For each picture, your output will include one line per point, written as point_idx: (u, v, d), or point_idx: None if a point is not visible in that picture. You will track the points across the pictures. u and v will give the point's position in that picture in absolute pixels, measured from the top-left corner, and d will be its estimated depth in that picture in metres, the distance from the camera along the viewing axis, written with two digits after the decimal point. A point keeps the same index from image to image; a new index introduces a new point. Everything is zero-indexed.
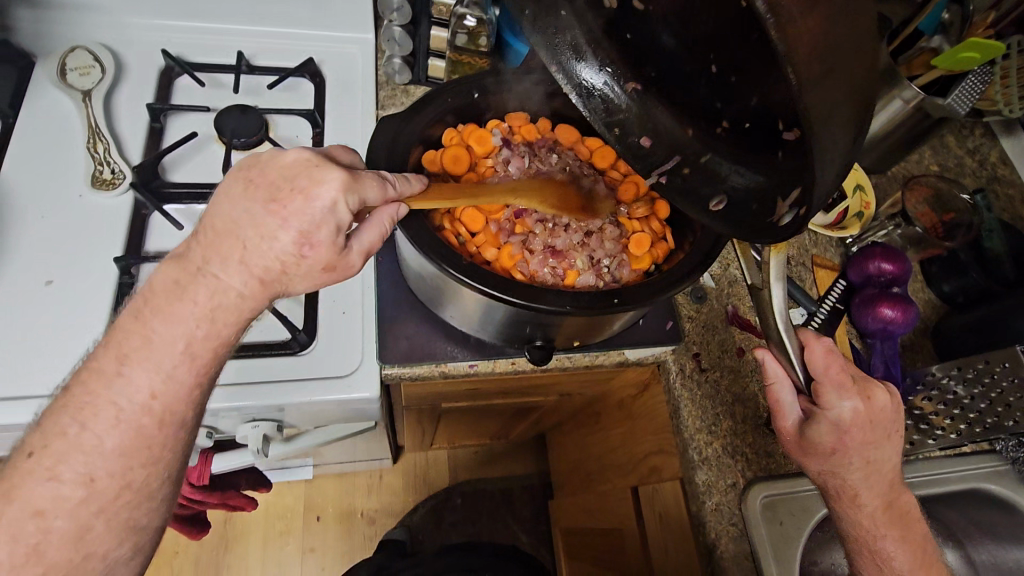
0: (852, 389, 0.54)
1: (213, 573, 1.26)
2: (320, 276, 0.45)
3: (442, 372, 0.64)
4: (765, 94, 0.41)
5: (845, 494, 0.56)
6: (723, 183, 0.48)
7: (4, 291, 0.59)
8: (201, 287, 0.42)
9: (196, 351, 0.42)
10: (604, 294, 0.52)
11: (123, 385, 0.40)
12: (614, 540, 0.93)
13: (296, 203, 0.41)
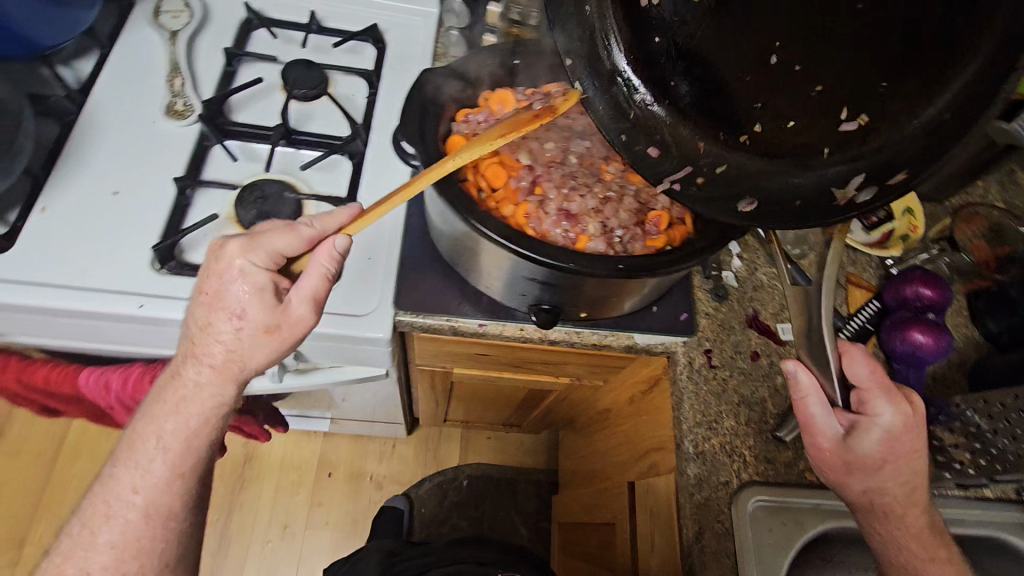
0: (900, 395, 0.53)
1: (226, 508, 1.33)
2: (269, 339, 0.52)
3: (453, 326, 0.66)
4: (836, 82, 0.40)
5: (880, 511, 0.55)
6: (753, 184, 0.42)
7: (77, 195, 0.65)
8: (172, 390, 0.53)
9: (168, 443, 0.53)
10: (612, 259, 0.53)
11: (116, 486, 0.53)
12: (607, 534, 0.92)
13: (213, 287, 0.51)
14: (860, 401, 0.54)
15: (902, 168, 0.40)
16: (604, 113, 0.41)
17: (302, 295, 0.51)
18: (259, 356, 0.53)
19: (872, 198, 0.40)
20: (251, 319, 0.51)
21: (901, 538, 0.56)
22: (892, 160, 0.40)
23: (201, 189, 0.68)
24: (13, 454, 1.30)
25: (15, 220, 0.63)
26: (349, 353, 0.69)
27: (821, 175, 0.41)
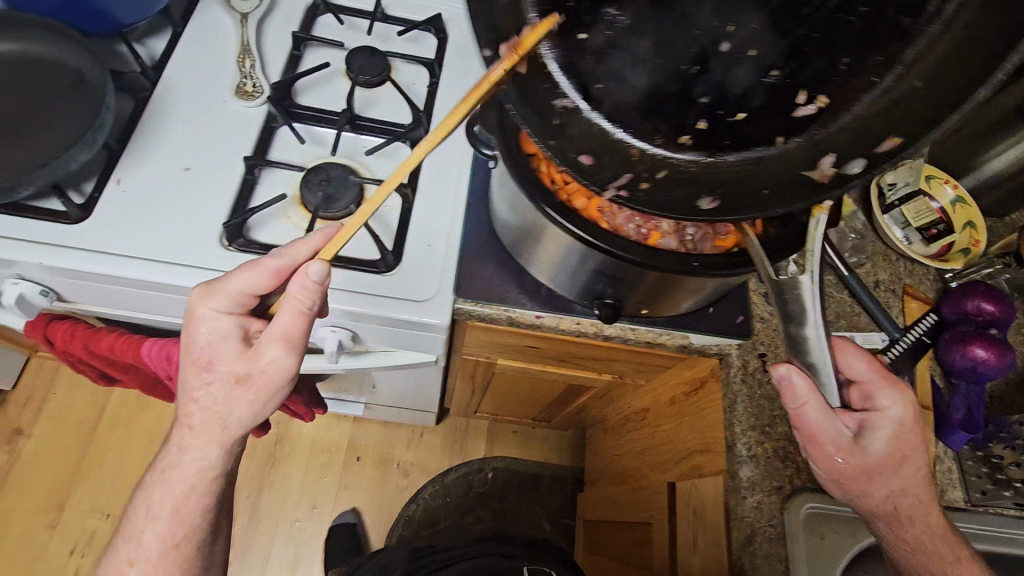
0: (893, 387, 0.55)
1: (257, 487, 1.36)
2: (241, 389, 0.53)
3: (510, 316, 0.66)
4: (792, 69, 0.42)
5: (899, 516, 0.57)
6: (702, 182, 0.46)
7: (150, 170, 0.67)
8: (159, 461, 0.58)
9: (156, 513, 0.58)
10: (684, 256, 0.54)
11: (119, 554, 0.60)
12: (641, 532, 0.93)
13: (189, 342, 0.55)
14: (863, 398, 0.56)
15: (853, 150, 0.44)
16: (533, 120, 0.44)
17: (273, 333, 0.52)
18: (238, 407, 0.53)
19: (861, 167, 0.43)
20: (220, 368, 0.53)
21: (920, 540, 0.58)
22: (846, 140, 0.44)
23: (269, 169, 0.70)
24: (55, 422, 1.33)
25: (92, 191, 0.64)
26: (405, 338, 0.69)
27: (771, 160, 0.46)
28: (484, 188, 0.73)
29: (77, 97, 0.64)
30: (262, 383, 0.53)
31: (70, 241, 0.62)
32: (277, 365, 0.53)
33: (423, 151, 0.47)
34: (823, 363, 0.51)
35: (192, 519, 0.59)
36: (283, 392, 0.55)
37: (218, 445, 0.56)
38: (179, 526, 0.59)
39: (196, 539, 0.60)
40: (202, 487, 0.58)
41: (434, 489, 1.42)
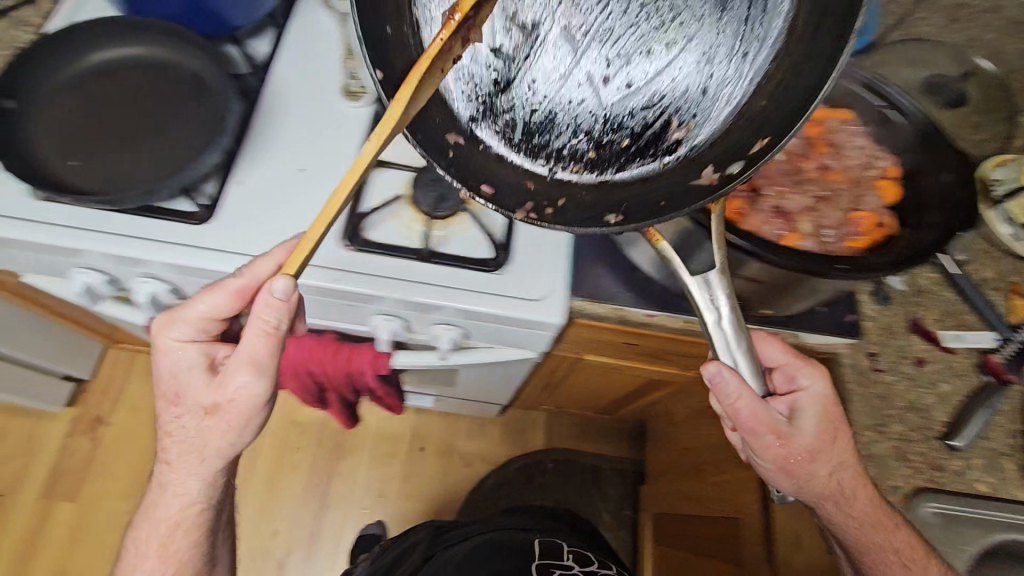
0: (812, 368, 0.60)
1: (326, 475, 1.40)
2: (210, 415, 0.57)
3: (623, 316, 0.67)
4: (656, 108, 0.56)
5: (846, 495, 0.59)
6: (613, 201, 0.55)
7: (269, 171, 0.69)
8: (163, 481, 0.63)
9: (176, 521, 0.63)
10: (826, 260, 0.51)
11: (135, 560, 0.65)
12: (726, 528, 0.93)
13: (164, 375, 0.62)
14: (787, 380, 0.61)
15: (730, 154, 0.53)
16: (431, 148, 0.54)
17: (239, 358, 0.55)
18: (217, 435, 0.58)
19: (742, 165, 0.50)
20: (194, 396, 0.59)
21: (867, 514, 0.58)
22: (720, 150, 0.53)
23: (381, 169, 0.71)
24: (133, 411, 1.38)
25: (214, 192, 0.66)
26: (512, 336, 0.70)
27: (652, 182, 0.56)
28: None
29: (197, 101, 0.65)
30: (233, 411, 0.57)
31: (198, 243, 0.64)
32: (246, 387, 0.56)
33: (379, 143, 0.40)
34: (747, 358, 0.52)
35: (182, 552, 0.65)
36: (261, 415, 0.58)
37: (199, 478, 0.62)
38: (170, 560, 0.65)
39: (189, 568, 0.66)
40: (189, 521, 0.64)
41: (496, 478, 1.44)
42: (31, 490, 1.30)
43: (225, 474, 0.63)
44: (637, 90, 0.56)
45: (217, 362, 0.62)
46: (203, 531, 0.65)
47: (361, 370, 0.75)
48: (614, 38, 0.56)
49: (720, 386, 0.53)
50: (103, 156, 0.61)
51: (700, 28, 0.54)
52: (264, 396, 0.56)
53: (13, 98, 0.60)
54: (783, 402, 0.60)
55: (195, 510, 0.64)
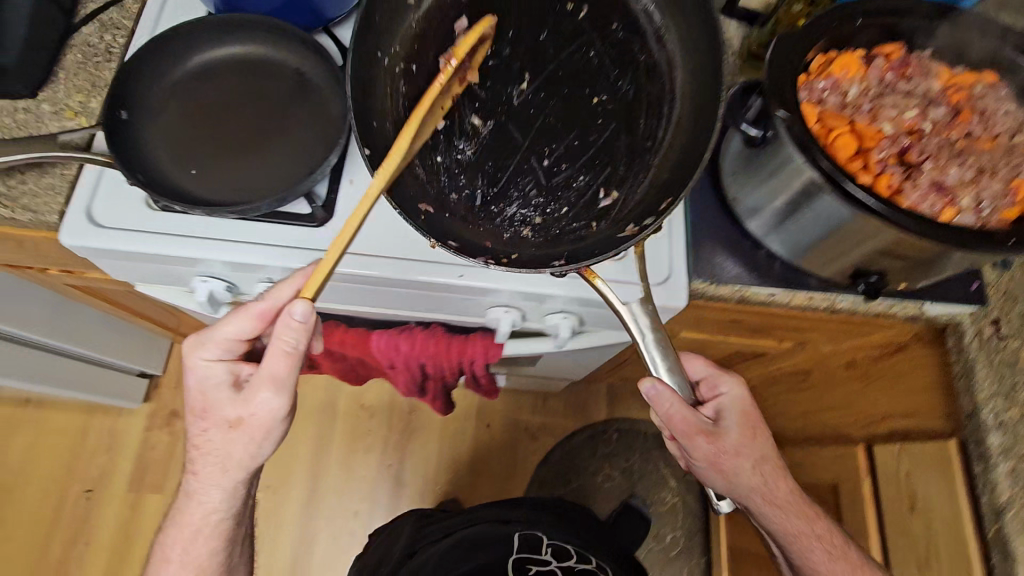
0: (729, 378, 0.69)
1: (398, 454, 1.43)
2: (232, 431, 0.61)
3: (743, 296, 0.66)
4: (589, 175, 0.61)
5: (765, 488, 0.69)
6: (556, 252, 0.58)
7: None
8: (193, 483, 0.65)
9: (211, 515, 0.67)
10: (992, 235, 0.48)
11: (170, 559, 0.67)
12: (818, 495, 0.95)
13: (190, 392, 0.64)
14: (711, 388, 0.70)
15: (649, 211, 0.59)
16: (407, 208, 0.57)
17: (260, 378, 0.58)
18: (238, 447, 0.62)
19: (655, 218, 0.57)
20: (219, 412, 0.61)
21: (788, 503, 0.70)
22: (647, 204, 0.59)
23: None
24: None
25: (327, 192, 0.63)
26: None
27: (594, 238, 0.59)
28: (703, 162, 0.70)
29: (305, 100, 0.63)
30: (254, 425, 0.61)
31: (320, 246, 0.63)
32: (267, 405, 0.60)
33: (381, 182, 0.51)
34: (676, 374, 0.59)
35: (201, 560, 0.68)
36: (277, 431, 0.62)
37: (219, 488, 0.65)
38: (190, 565, 0.68)
39: (212, 571, 0.69)
40: (208, 528, 0.67)
41: (563, 450, 1.46)
42: (118, 484, 1.35)
43: (246, 485, 0.66)
44: (569, 164, 0.61)
45: (241, 379, 0.63)
46: (222, 539, 0.68)
47: (473, 358, 0.75)
48: (547, 123, 0.62)
49: (655, 401, 0.61)
50: (218, 162, 0.60)
51: (614, 120, 0.63)
52: (283, 412, 0.60)
53: (126, 108, 0.60)
54: (708, 407, 0.69)
55: (215, 518, 0.67)
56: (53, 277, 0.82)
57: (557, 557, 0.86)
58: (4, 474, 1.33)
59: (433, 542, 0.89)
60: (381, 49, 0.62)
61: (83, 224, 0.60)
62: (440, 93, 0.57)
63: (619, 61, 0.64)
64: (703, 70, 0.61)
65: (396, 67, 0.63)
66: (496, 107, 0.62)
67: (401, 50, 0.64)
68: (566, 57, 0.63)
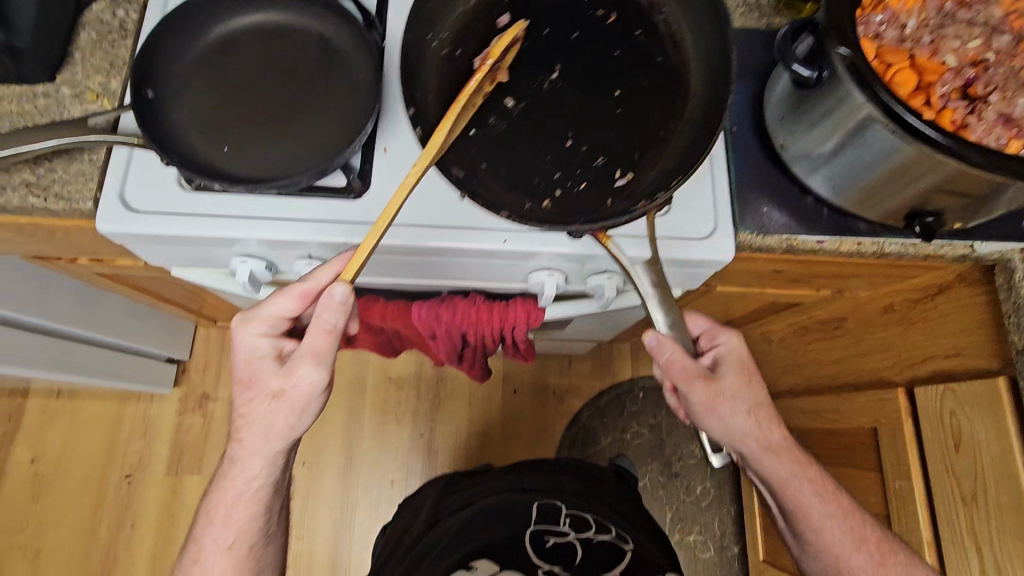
0: (727, 330, 0.70)
1: (428, 424, 1.45)
2: (274, 403, 0.60)
3: (790, 245, 0.65)
4: (609, 150, 0.60)
5: (762, 434, 0.68)
6: (574, 218, 0.55)
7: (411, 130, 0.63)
8: (239, 457, 0.63)
9: (261, 489, 0.65)
10: None
11: (212, 536, 0.65)
12: (854, 440, 0.96)
13: (236, 365, 0.63)
14: (709, 341, 0.71)
15: (665, 182, 0.57)
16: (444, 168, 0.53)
17: (303, 351, 0.59)
18: (278, 418, 0.61)
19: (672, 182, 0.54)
20: (261, 384, 0.61)
21: (787, 449, 0.69)
22: (665, 177, 0.57)
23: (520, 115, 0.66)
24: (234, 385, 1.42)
25: (362, 162, 0.62)
26: (678, 275, 0.69)
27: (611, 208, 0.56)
28: (747, 109, 0.68)
29: (333, 69, 0.62)
30: (295, 398, 0.60)
31: (360, 217, 0.61)
32: (307, 378, 0.60)
33: (419, 171, 0.52)
34: (678, 329, 0.63)
35: (242, 524, 0.65)
36: (315, 403, 0.61)
37: (260, 455, 0.62)
38: (231, 529, 0.65)
39: (254, 537, 0.66)
40: (249, 495, 0.64)
41: (591, 412, 1.47)
42: (158, 468, 1.37)
43: (286, 456, 0.64)
44: (591, 143, 0.60)
45: (284, 354, 0.64)
46: (262, 506, 0.65)
47: (514, 325, 0.75)
48: (570, 101, 0.61)
49: (655, 349, 0.63)
50: (251, 138, 0.59)
51: (632, 107, 0.61)
52: (322, 385, 0.60)
53: (150, 87, 0.58)
54: (706, 359, 0.70)
55: (256, 485, 0.64)
56: (82, 266, 0.81)
57: (577, 530, 0.76)
58: (46, 465, 1.36)
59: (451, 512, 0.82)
60: (432, 33, 0.62)
61: (117, 210, 0.59)
62: (475, 91, 0.56)
63: (637, 51, 0.63)
64: (713, 60, 0.60)
65: (444, 50, 0.62)
66: (533, 94, 0.61)
67: (451, 34, 0.63)
68: (590, 48, 0.62)
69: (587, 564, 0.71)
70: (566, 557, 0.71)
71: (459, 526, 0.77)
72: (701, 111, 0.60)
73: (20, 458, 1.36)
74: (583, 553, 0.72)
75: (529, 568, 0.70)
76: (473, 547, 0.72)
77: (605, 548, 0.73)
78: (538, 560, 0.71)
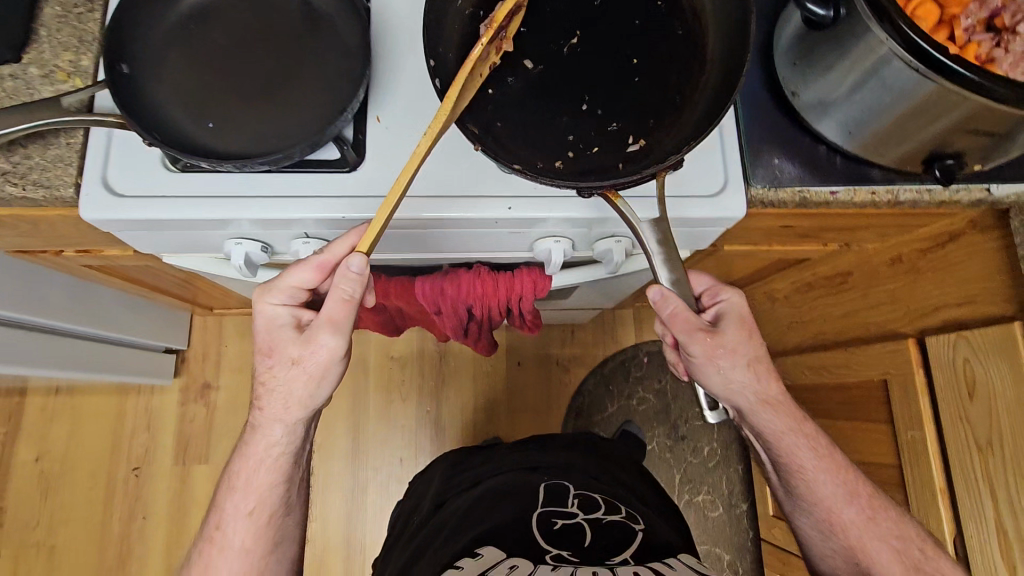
0: (728, 287, 0.66)
1: (433, 401, 1.44)
2: (294, 370, 0.59)
3: (804, 197, 0.63)
4: (623, 114, 0.57)
5: (759, 393, 0.66)
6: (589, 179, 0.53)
7: (405, 96, 0.60)
8: (258, 428, 0.63)
9: (278, 463, 0.64)
10: None
11: (230, 516, 0.64)
12: (861, 390, 0.96)
13: (257, 332, 0.61)
14: (710, 298, 0.66)
15: (678, 145, 0.54)
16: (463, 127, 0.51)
17: (322, 319, 0.57)
18: (298, 385, 0.60)
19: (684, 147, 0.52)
20: (282, 352, 0.59)
21: (785, 409, 0.68)
22: (679, 140, 0.55)
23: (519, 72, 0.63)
24: (235, 372, 1.40)
25: (355, 133, 0.59)
26: (688, 236, 0.67)
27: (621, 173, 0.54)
28: (756, 56, 0.65)
29: (320, 37, 0.58)
30: (314, 365, 0.59)
31: (356, 191, 0.58)
32: (325, 348, 0.59)
33: (431, 138, 0.47)
34: (682, 284, 0.60)
35: (262, 491, 0.63)
36: (333, 372, 0.61)
37: (281, 422, 0.62)
38: (251, 495, 0.63)
39: (274, 509, 0.65)
40: (271, 462, 0.63)
41: (595, 380, 1.47)
42: (165, 459, 1.36)
43: (305, 425, 0.64)
44: (607, 108, 0.57)
45: (304, 324, 0.61)
46: (283, 475, 0.64)
47: (521, 295, 0.73)
48: (587, 64, 0.58)
49: (658, 305, 0.60)
50: (239, 115, 0.56)
51: (647, 67, 0.58)
52: (341, 354, 0.59)
53: (124, 62, 0.54)
54: (705, 314, 0.65)
55: (277, 452, 0.63)
56: (68, 258, 0.78)
57: (585, 510, 0.71)
58: (51, 462, 1.35)
59: (459, 495, 0.79)
60: None
61: (100, 195, 0.56)
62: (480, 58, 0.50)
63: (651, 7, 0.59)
64: (729, 9, 0.56)
65: (467, 11, 0.58)
66: (551, 55, 0.58)
67: None
68: (603, 7, 0.59)
69: (596, 543, 0.65)
70: (574, 537, 0.66)
71: (465, 513, 0.72)
72: (714, 67, 0.57)
73: (24, 458, 1.34)
74: (592, 533, 0.66)
75: (537, 552, 0.63)
76: (480, 532, 0.67)
77: (615, 529, 0.68)
78: (544, 541, 0.65)
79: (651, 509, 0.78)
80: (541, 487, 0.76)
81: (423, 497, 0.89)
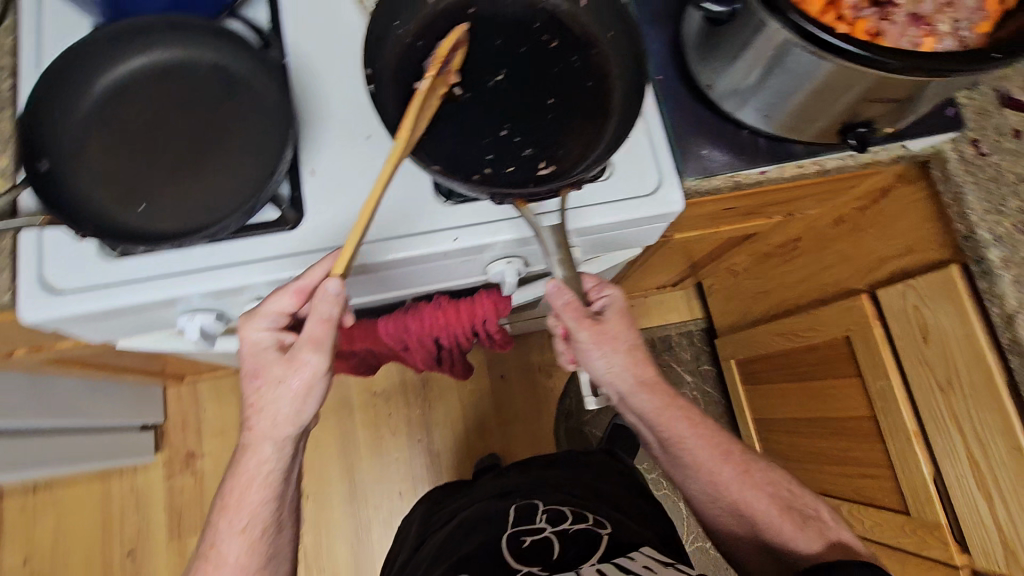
0: (612, 284, 0.68)
1: (423, 428, 1.43)
2: (281, 390, 0.59)
3: (737, 181, 0.65)
4: (538, 139, 0.59)
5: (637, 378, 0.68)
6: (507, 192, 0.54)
7: (333, 147, 0.61)
8: (248, 447, 0.61)
9: (269, 479, 0.62)
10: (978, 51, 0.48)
11: (224, 538, 0.62)
12: (827, 351, 0.99)
13: (243, 353, 0.61)
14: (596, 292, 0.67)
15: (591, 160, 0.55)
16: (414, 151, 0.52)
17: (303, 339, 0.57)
18: (285, 403, 0.59)
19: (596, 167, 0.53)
20: (268, 373, 0.59)
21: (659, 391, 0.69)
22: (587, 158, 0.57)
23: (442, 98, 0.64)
24: (217, 435, 1.37)
25: (291, 189, 0.59)
26: (635, 235, 0.69)
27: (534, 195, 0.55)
28: (668, 56, 0.68)
29: (239, 103, 0.58)
30: (299, 385, 0.59)
31: (301, 248, 0.58)
32: (308, 369, 0.58)
33: (394, 163, 0.50)
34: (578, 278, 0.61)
35: (255, 507, 0.62)
36: (319, 392, 0.60)
37: (270, 439, 0.61)
38: (244, 512, 0.62)
39: (269, 522, 0.63)
40: (262, 479, 0.62)
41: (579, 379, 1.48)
42: (159, 537, 1.33)
43: (294, 444, 0.63)
44: (524, 136, 0.59)
45: (287, 346, 0.61)
46: (274, 491, 0.63)
47: (484, 319, 0.73)
48: (508, 95, 0.60)
49: (554, 298, 0.61)
50: (168, 194, 0.55)
51: (561, 90, 0.60)
52: (326, 374, 0.59)
53: (44, 158, 0.54)
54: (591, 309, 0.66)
55: (267, 469, 0.62)
56: (22, 358, 0.76)
57: (552, 522, 0.72)
58: (39, 562, 1.30)
59: (439, 530, 0.79)
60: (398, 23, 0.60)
61: (38, 294, 0.55)
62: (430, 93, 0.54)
63: (563, 31, 0.61)
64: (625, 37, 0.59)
65: (407, 39, 0.60)
66: (478, 85, 0.60)
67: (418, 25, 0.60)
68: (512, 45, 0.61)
69: (565, 555, 0.66)
70: (542, 553, 0.67)
71: (444, 545, 0.73)
72: (623, 88, 0.59)
73: (12, 563, 1.30)
74: (559, 546, 0.67)
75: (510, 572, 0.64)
76: (456, 557, 0.68)
77: (583, 537, 0.69)
78: (513, 561, 0.66)
79: (637, 518, 0.79)
80: (513, 508, 0.77)
81: (406, 537, 0.89)
